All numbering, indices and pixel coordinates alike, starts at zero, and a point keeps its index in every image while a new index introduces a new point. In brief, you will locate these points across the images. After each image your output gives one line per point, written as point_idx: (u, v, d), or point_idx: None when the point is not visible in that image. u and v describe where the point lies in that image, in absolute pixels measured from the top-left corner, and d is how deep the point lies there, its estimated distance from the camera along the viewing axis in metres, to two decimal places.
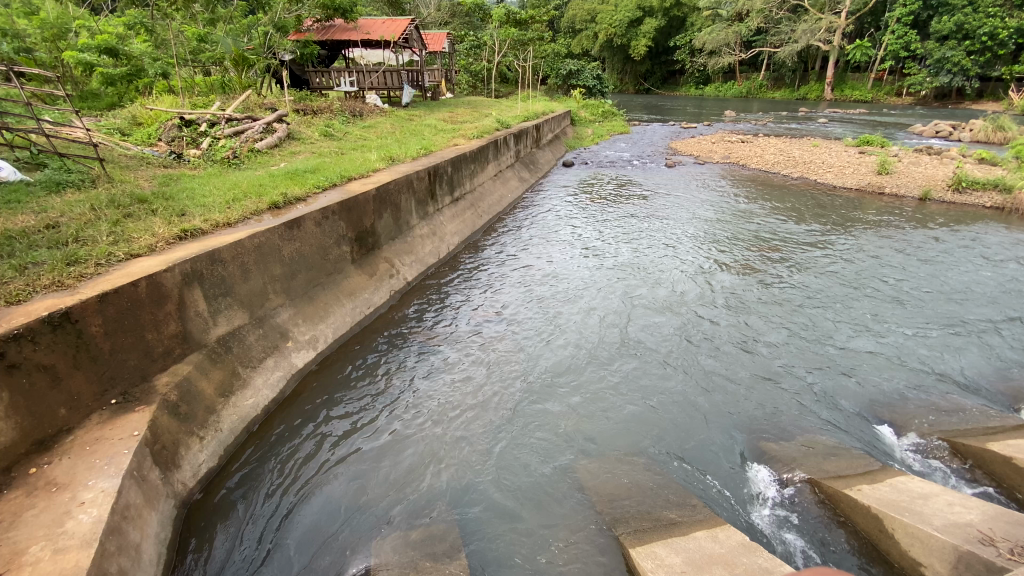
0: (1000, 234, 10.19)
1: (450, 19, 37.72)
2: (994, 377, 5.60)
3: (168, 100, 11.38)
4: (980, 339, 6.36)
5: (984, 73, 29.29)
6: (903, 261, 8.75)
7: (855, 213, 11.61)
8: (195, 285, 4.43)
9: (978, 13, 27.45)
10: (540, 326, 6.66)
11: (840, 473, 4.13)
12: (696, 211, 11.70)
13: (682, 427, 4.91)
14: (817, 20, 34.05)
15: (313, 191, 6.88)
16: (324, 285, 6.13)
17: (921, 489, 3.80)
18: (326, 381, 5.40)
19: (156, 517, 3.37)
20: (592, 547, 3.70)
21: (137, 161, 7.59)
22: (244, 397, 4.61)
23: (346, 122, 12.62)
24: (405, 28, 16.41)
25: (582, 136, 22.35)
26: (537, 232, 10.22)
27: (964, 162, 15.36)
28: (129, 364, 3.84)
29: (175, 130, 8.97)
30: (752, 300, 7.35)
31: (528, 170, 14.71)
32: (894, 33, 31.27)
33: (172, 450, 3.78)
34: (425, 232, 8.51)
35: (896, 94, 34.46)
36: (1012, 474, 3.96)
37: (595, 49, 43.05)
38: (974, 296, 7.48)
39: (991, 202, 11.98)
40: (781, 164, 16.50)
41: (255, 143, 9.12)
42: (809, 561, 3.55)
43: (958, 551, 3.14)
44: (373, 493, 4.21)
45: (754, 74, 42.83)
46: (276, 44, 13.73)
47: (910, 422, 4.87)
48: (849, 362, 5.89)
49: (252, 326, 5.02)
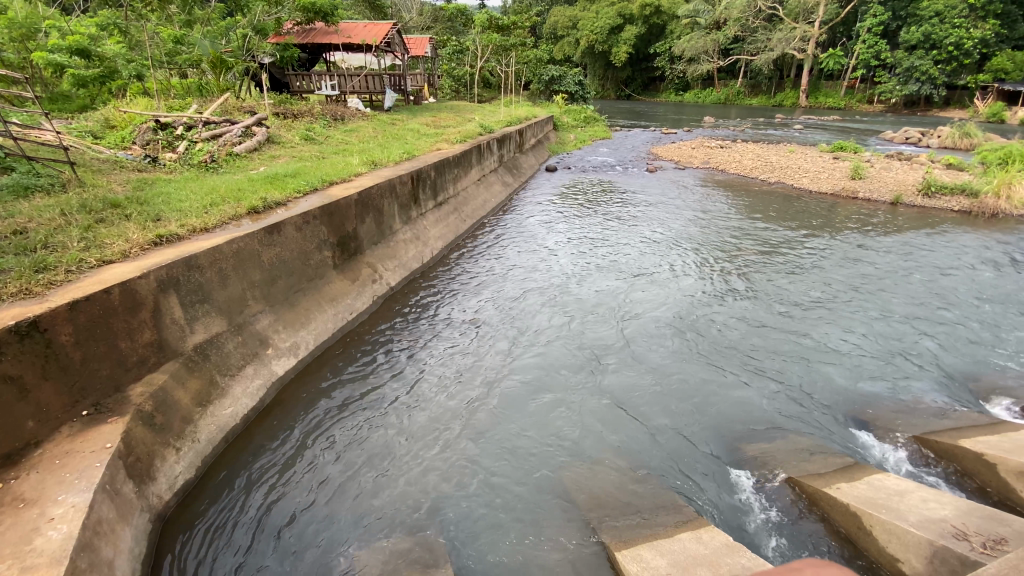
0: (967, 237, 10.52)
1: (431, 23, 38.25)
2: (966, 377, 5.75)
3: (143, 103, 11.06)
4: (954, 339, 6.52)
5: (950, 82, 30.35)
6: (876, 263, 9.00)
7: (832, 216, 11.89)
8: (171, 292, 4.32)
9: (945, 24, 28.41)
10: (519, 328, 6.71)
11: (821, 471, 4.20)
12: (674, 216, 11.80)
13: (665, 427, 4.97)
14: (792, 29, 35.04)
15: (293, 195, 6.82)
16: (305, 291, 6.03)
17: (897, 486, 3.89)
18: (308, 390, 5.32)
19: (130, 532, 3.27)
20: (579, 550, 3.69)
21: (110, 165, 7.38)
22: (223, 406, 4.51)
23: (327, 126, 12.53)
24: (387, 33, 16.38)
25: (566, 141, 22.57)
26: (520, 236, 10.32)
27: (933, 167, 15.86)
28: (102, 374, 3.71)
29: (149, 134, 8.79)
30: (730, 303, 7.44)
31: (512, 175, 14.75)
32: (866, 42, 32.43)
33: (147, 462, 3.68)
34: (408, 236, 8.46)
35: (868, 101, 35.52)
36: (982, 468, 4.09)
37: (576, 55, 43.67)
38: (945, 297, 7.69)
39: (960, 206, 12.41)
40: (760, 169, 16.90)
41: (234, 147, 8.99)
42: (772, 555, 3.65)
43: (934, 546, 3.22)
44: (357, 503, 4.12)
45: (732, 81, 43.67)
46: (255, 46, 13.66)
47: (891, 423, 4.94)
48: (827, 363, 5.99)
49: (230, 333, 4.90)
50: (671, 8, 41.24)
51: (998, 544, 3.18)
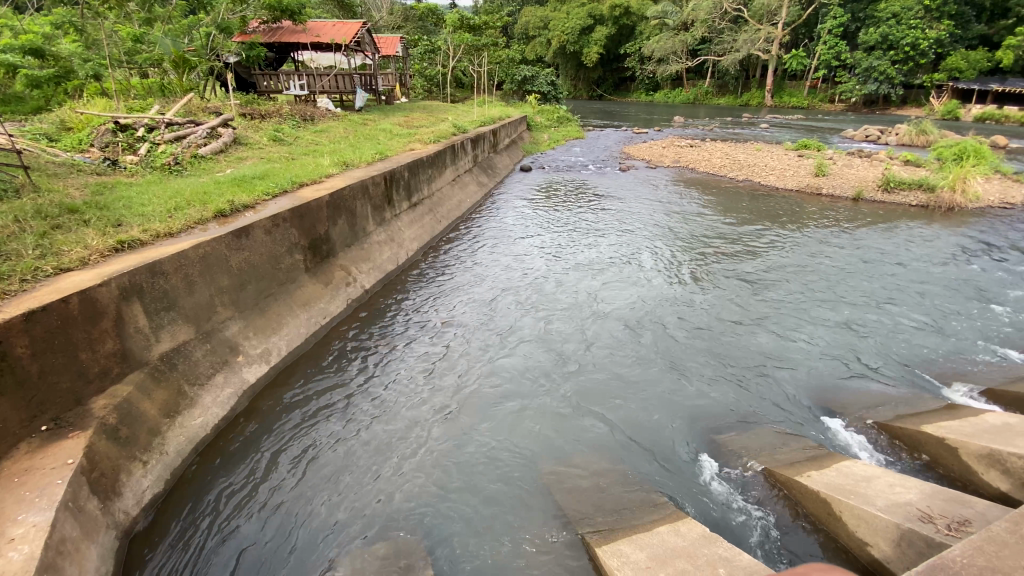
0: (925, 230, 10.97)
1: (402, 23, 37.90)
2: (926, 365, 6.00)
3: (101, 103, 10.66)
4: (914, 329, 6.80)
5: (907, 81, 31.60)
6: (840, 257, 9.31)
7: (798, 212, 12.25)
8: (134, 300, 4.17)
9: (901, 25, 29.58)
10: (494, 328, 6.71)
11: (792, 460, 4.33)
12: (646, 215, 11.98)
13: (640, 422, 5.05)
14: (757, 30, 35.96)
15: (262, 198, 6.66)
16: (276, 296, 5.90)
17: (864, 472, 4.04)
18: (281, 397, 5.21)
19: (96, 550, 3.16)
20: (560, 549, 3.71)
21: (66, 169, 7.07)
22: (192, 417, 4.38)
23: (297, 126, 12.28)
24: (357, 32, 16.17)
25: (539, 141, 22.66)
26: (495, 236, 10.32)
27: (892, 164, 16.50)
28: (61, 387, 3.56)
29: (108, 135, 8.46)
30: (701, 300, 7.59)
31: (487, 175, 14.73)
32: (827, 44, 33.51)
33: (112, 477, 3.55)
34: (382, 238, 8.37)
35: (830, 101, 36.71)
36: (943, 452, 4.27)
37: (548, 55, 43.88)
38: (905, 288, 8.01)
39: (917, 201, 12.94)
40: (729, 167, 17.29)
41: (199, 148, 8.73)
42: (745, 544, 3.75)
43: (900, 529, 3.34)
44: (335, 510, 4.07)
45: (700, 82, 44.55)
46: (219, 45, 13.32)
47: (857, 411, 5.12)
48: (794, 355, 6.17)
49: (198, 341, 4.76)
50: (641, 9, 41.80)
51: (961, 525, 3.33)
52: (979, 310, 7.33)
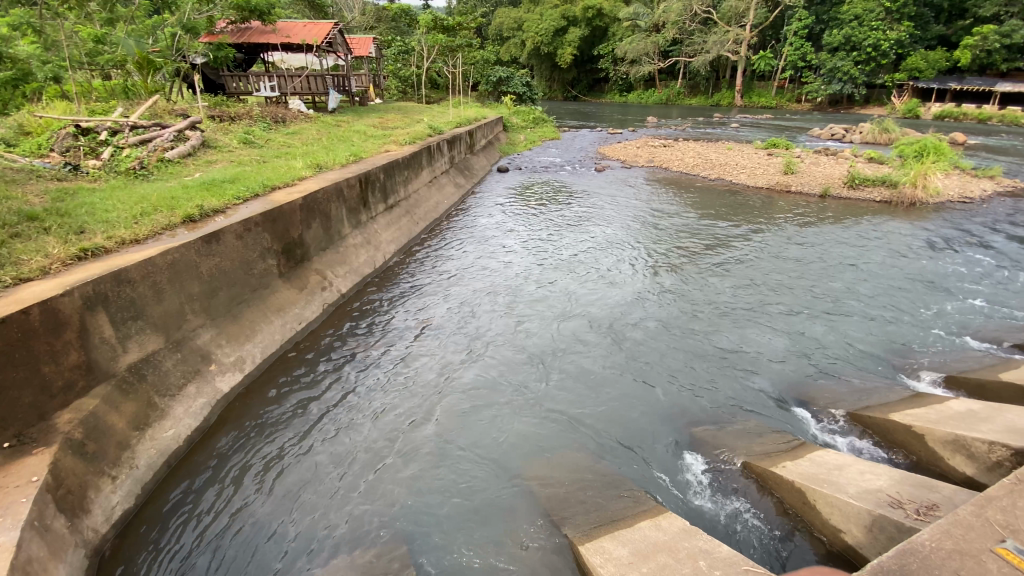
0: (889, 225, 11.36)
1: (374, 23, 37.50)
2: (892, 355, 6.21)
3: (61, 106, 10.28)
4: (880, 321, 7.03)
5: (869, 81, 32.68)
6: (809, 253, 9.56)
7: (769, 210, 12.55)
8: (99, 310, 4.03)
9: (864, 27, 30.60)
10: (472, 330, 6.69)
11: (768, 452, 4.44)
12: (622, 215, 12.11)
13: (620, 420, 5.10)
14: (726, 32, 36.73)
15: (233, 202, 6.51)
16: (249, 302, 5.77)
17: (836, 461, 4.16)
18: (256, 405, 5.10)
19: (64, 570, 3.04)
20: (544, 548, 3.72)
21: (24, 174, 6.79)
22: (163, 429, 4.25)
23: (268, 129, 12.03)
24: (328, 32, 15.95)
25: (515, 142, 22.69)
26: (472, 238, 10.30)
27: (857, 161, 17.04)
28: (23, 401, 3.41)
29: (69, 139, 8.15)
30: (676, 297, 7.71)
31: (463, 176, 14.68)
32: (793, 45, 34.43)
33: (80, 494, 3.42)
34: (358, 241, 8.26)
35: (797, 101, 37.72)
36: (911, 439, 4.43)
37: (522, 56, 44.01)
38: (872, 282, 8.28)
39: (881, 197, 13.40)
40: (702, 166, 17.60)
41: (166, 152, 8.48)
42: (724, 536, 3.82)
43: (872, 515, 3.44)
44: (314, 519, 4.00)
45: (672, 82, 45.26)
46: (185, 46, 13.00)
47: (828, 402, 5.27)
48: (766, 350, 6.31)
49: (168, 351, 4.62)
50: (613, 11, 42.26)
51: (929, 510, 3.45)
52: (940, 301, 7.62)
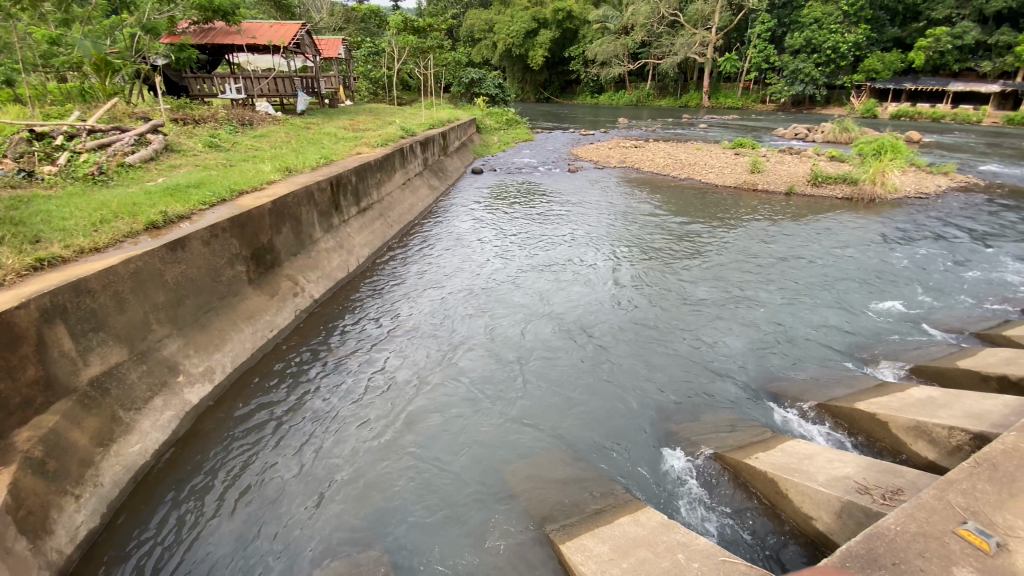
0: (850, 221, 11.78)
1: (343, 25, 36.98)
2: (856, 347, 6.44)
3: (12, 110, 9.83)
4: (844, 314, 7.28)
5: (830, 82, 33.84)
6: (776, 249, 9.83)
7: (737, 208, 12.86)
8: (58, 322, 3.86)
9: (823, 30, 31.67)
10: (448, 334, 6.66)
11: (741, 444, 4.55)
12: (595, 215, 12.23)
13: (597, 418, 5.15)
14: (693, 34, 37.51)
15: (198, 208, 6.33)
16: (218, 310, 5.62)
17: (806, 450, 4.29)
18: (227, 416, 4.97)
19: None
20: (525, 548, 3.73)
21: None
22: (129, 444, 4.11)
23: (235, 132, 11.74)
24: (295, 33, 15.66)
25: (489, 143, 22.70)
26: (447, 240, 10.25)
27: (819, 159, 17.64)
28: None
29: (22, 144, 7.79)
30: (648, 296, 7.83)
31: (437, 178, 14.60)
32: (757, 47, 35.40)
33: (41, 515, 3.27)
34: (330, 245, 8.13)
35: (761, 101, 38.78)
36: (875, 428, 4.61)
37: (494, 58, 44.05)
38: (836, 276, 8.56)
39: (843, 194, 13.88)
40: (673, 166, 17.92)
41: (126, 156, 8.18)
42: (701, 527, 3.90)
43: (841, 501, 3.57)
44: (290, 531, 3.93)
45: (642, 84, 45.96)
46: (145, 47, 12.60)
47: (797, 394, 5.43)
48: (737, 345, 6.47)
49: (133, 362, 4.46)
50: (582, 13, 42.69)
51: (894, 494, 3.59)
52: (899, 293, 7.94)
